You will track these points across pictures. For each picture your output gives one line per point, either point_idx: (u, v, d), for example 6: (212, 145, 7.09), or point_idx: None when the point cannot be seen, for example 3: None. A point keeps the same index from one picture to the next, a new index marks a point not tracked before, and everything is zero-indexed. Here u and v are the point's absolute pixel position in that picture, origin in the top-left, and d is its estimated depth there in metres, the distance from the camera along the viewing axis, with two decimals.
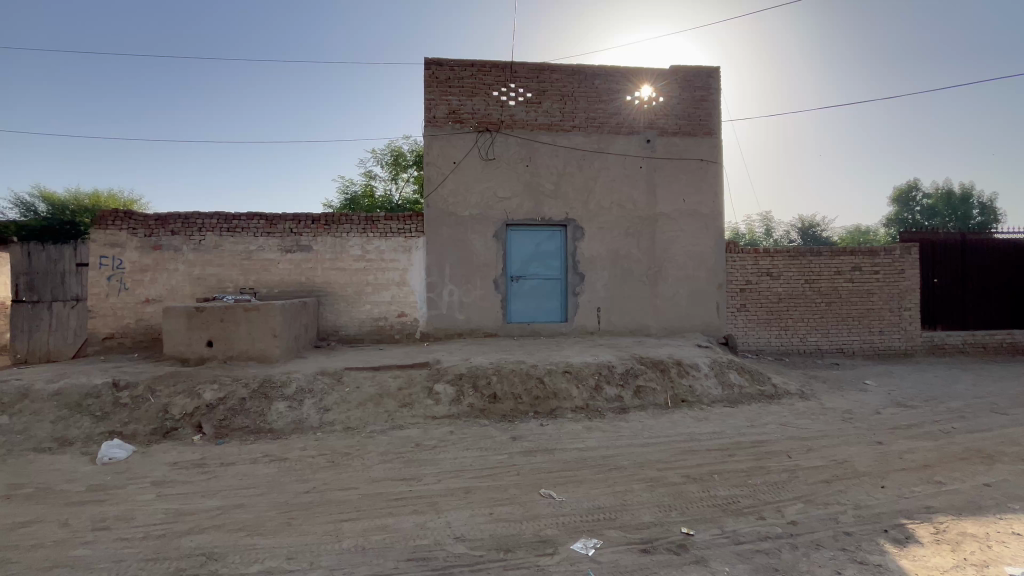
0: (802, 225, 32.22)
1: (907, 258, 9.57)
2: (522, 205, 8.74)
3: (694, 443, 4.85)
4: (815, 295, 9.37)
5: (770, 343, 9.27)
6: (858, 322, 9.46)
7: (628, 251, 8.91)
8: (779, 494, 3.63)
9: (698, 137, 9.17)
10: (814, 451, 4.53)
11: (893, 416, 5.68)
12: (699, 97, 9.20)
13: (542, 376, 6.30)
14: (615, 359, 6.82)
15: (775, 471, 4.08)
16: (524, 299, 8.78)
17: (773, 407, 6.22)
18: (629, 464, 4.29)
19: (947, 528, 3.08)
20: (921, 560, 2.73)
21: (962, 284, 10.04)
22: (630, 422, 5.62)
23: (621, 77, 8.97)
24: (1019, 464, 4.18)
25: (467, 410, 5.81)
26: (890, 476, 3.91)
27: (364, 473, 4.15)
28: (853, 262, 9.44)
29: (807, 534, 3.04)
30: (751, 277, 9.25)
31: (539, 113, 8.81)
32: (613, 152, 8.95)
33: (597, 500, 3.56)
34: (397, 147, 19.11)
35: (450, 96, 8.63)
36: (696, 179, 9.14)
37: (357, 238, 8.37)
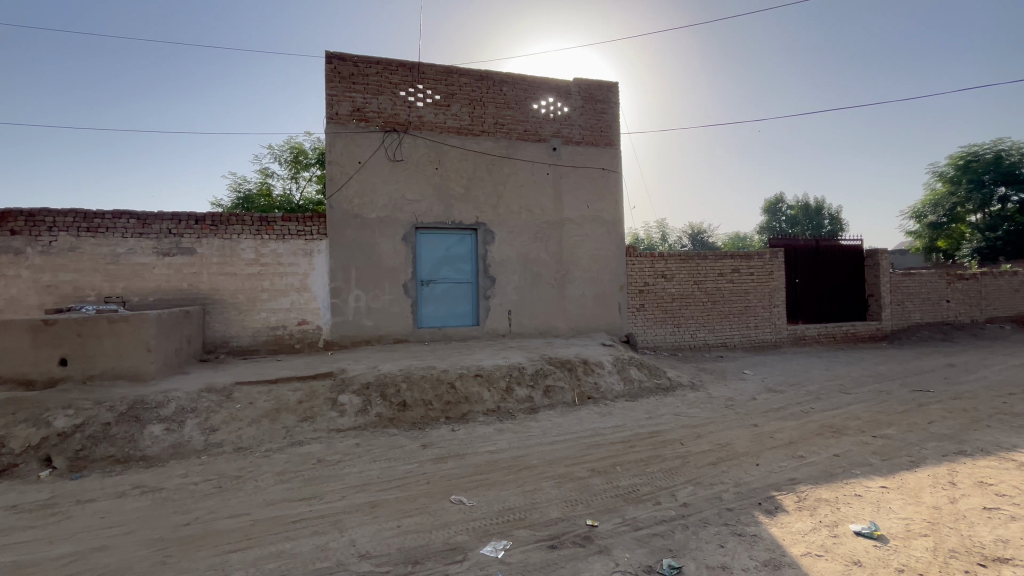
0: (692, 231, 35.50)
1: (775, 261, 10.93)
2: (431, 208, 8.61)
3: (599, 437, 5.09)
4: (702, 295, 10.34)
5: (666, 340, 10.05)
6: (738, 319, 10.59)
7: (537, 255, 9.16)
8: (674, 479, 3.93)
9: (600, 147, 9.71)
10: (702, 437, 4.97)
11: (765, 400, 6.44)
12: (599, 109, 9.76)
13: (453, 380, 6.24)
14: (526, 360, 6.96)
15: (670, 458, 4.42)
16: (434, 304, 8.65)
17: (668, 398, 6.74)
18: (539, 463, 4.39)
19: (806, 496, 3.54)
20: (787, 526, 3.11)
21: (817, 283, 11.68)
22: (540, 422, 5.76)
23: (528, 85, 9.23)
24: (860, 435, 4.93)
25: (375, 421, 5.57)
26: (764, 455, 4.40)
27: (257, 496, 3.80)
28: (732, 265, 10.58)
29: (697, 514, 3.32)
30: (648, 279, 9.97)
31: (447, 116, 8.75)
32: (521, 158, 9.15)
33: (507, 502, 3.59)
34: (297, 143, 17.92)
35: (354, 93, 8.27)
36: (598, 187, 9.65)
37: (249, 240, 7.68)
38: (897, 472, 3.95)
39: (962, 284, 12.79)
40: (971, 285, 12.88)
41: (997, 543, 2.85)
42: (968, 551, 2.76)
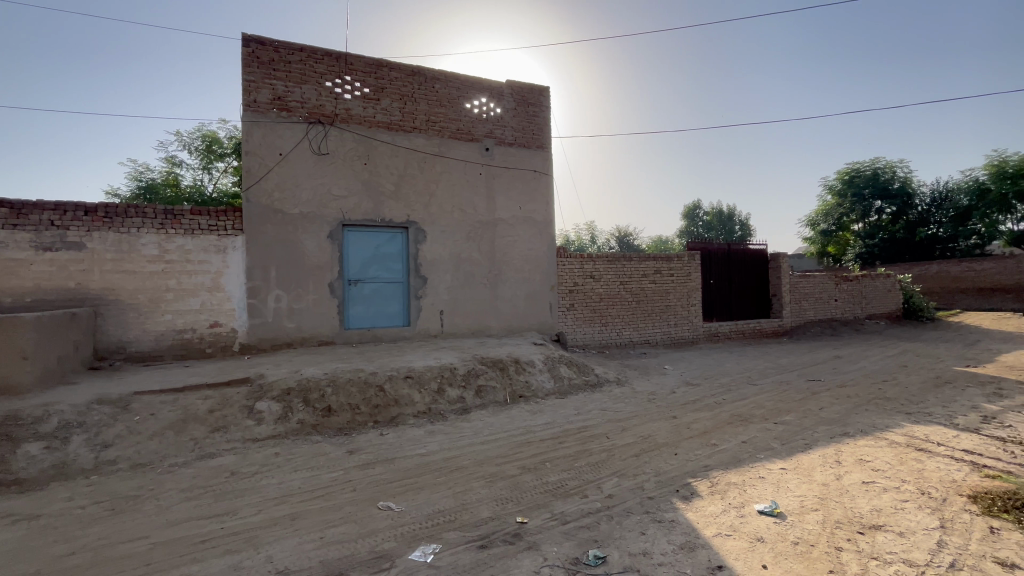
0: (619, 234, 37.17)
1: (692, 263, 11.71)
2: (359, 205, 8.30)
3: (530, 434, 5.17)
4: (628, 295, 10.85)
5: (594, 338, 10.42)
6: (660, 318, 11.22)
7: (469, 255, 9.12)
8: (600, 472, 4.08)
9: (532, 149, 9.87)
10: (626, 430, 5.20)
11: (683, 393, 6.89)
12: (531, 112, 9.92)
13: (382, 383, 6.05)
14: (457, 360, 6.91)
15: (597, 452, 4.58)
16: (363, 304, 8.34)
17: (595, 395, 7.00)
18: (470, 463, 4.38)
19: (718, 481, 3.82)
20: (701, 510, 3.33)
21: (728, 284, 12.66)
22: (471, 422, 5.75)
23: (460, 84, 9.18)
24: (764, 422, 5.41)
25: (296, 428, 5.27)
26: (682, 445, 4.69)
27: (160, 517, 3.45)
28: (654, 266, 11.21)
29: (622, 504, 3.46)
30: (577, 279, 10.29)
31: (377, 110, 8.48)
32: (454, 157, 9.07)
33: (437, 504, 3.55)
34: (210, 130, 16.54)
35: (275, 80, 7.78)
36: (530, 188, 9.81)
37: (152, 235, 6.97)
38: (794, 455, 4.38)
39: (847, 285, 14.46)
40: (854, 286, 14.59)
41: (872, 512, 3.24)
42: (850, 521, 3.12)
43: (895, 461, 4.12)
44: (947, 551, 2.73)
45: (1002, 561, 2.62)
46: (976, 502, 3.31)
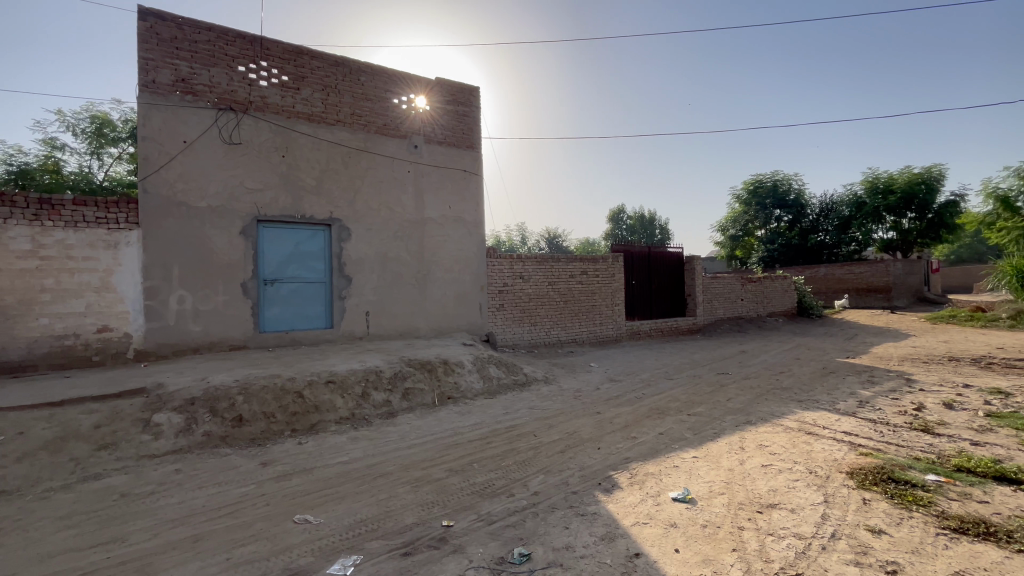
0: (549, 235, 38.09)
1: (616, 264, 12.25)
2: (276, 200, 7.78)
3: (458, 436, 5.12)
4: (556, 295, 11.12)
5: (523, 338, 10.56)
6: (586, 317, 11.61)
7: (396, 254, 8.87)
8: (526, 470, 4.13)
9: (462, 149, 9.80)
10: (553, 427, 5.32)
11: (608, 389, 7.18)
12: (462, 112, 9.86)
13: (301, 389, 5.71)
14: (383, 363, 6.69)
15: (524, 451, 4.63)
16: (281, 305, 7.85)
17: (524, 393, 7.09)
18: (395, 469, 4.25)
19: (637, 472, 4.01)
20: (621, 501, 3.48)
21: (649, 284, 13.38)
22: (397, 426, 5.59)
23: (388, 79, 8.92)
24: (679, 414, 5.78)
25: (202, 441, 4.83)
26: (605, 439, 4.88)
27: (28, 550, 3.00)
28: (581, 267, 11.59)
29: (546, 501, 3.53)
30: (507, 280, 10.38)
31: (296, 100, 8.01)
32: (381, 153, 8.78)
33: (359, 513, 3.41)
34: (101, 111, 14.74)
35: (178, 60, 7.09)
36: (460, 188, 9.74)
37: (23, 227, 6.07)
38: (704, 443, 4.70)
39: (751, 286, 15.85)
40: (757, 287, 16.02)
41: (769, 492, 3.56)
42: (750, 501, 3.41)
43: (789, 445, 4.56)
44: (829, 522, 3.07)
45: (872, 528, 2.99)
46: (853, 477, 3.75)
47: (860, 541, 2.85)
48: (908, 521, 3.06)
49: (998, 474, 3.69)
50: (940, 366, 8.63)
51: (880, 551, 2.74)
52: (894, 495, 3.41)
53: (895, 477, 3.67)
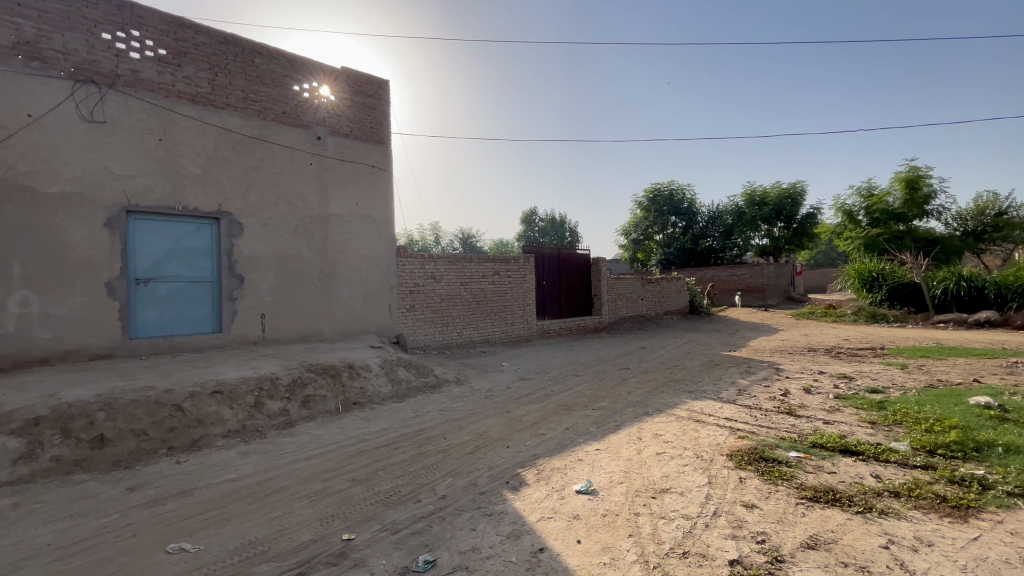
0: (462, 235, 38.39)
1: (527, 265, 12.53)
2: (151, 188, 6.88)
3: (364, 444, 4.88)
4: (468, 295, 11.10)
5: (435, 339, 10.40)
6: (498, 317, 11.74)
7: (297, 252, 8.26)
8: (434, 473, 4.06)
9: (370, 144, 9.40)
10: (463, 428, 5.30)
11: (518, 388, 7.31)
12: (370, 105, 9.47)
13: (181, 402, 5.09)
14: (280, 369, 6.20)
15: (432, 454, 4.55)
16: (156, 307, 6.98)
17: (434, 395, 6.98)
18: (291, 483, 3.95)
19: (543, 468, 4.12)
20: (528, 497, 3.54)
21: (559, 285, 13.86)
22: (296, 436, 5.21)
23: (286, 63, 8.30)
24: (584, 409, 6.04)
25: (50, 468, 4.11)
26: (514, 437, 4.95)
27: None
28: (493, 268, 11.69)
29: (454, 503, 3.49)
30: (417, 280, 10.16)
31: (177, 77, 7.14)
32: (279, 142, 8.13)
33: (248, 535, 3.11)
34: None
35: (20, 19, 5.99)
36: (368, 184, 9.33)
37: None
38: (607, 436, 4.96)
39: (650, 286, 17.09)
40: (655, 287, 17.31)
41: (662, 478, 3.83)
42: (646, 488, 3.65)
43: (680, 433, 4.95)
44: (712, 502, 3.37)
45: (746, 503, 3.33)
46: (732, 458, 4.17)
47: (737, 516, 3.17)
48: (775, 494, 3.46)
49: (843, 448, 4.32)
50: (801, 356, 9.94)
51: (752, 523, 3.07)
52: (763, 472, 3.84)
53: (765, 456, 4.15)
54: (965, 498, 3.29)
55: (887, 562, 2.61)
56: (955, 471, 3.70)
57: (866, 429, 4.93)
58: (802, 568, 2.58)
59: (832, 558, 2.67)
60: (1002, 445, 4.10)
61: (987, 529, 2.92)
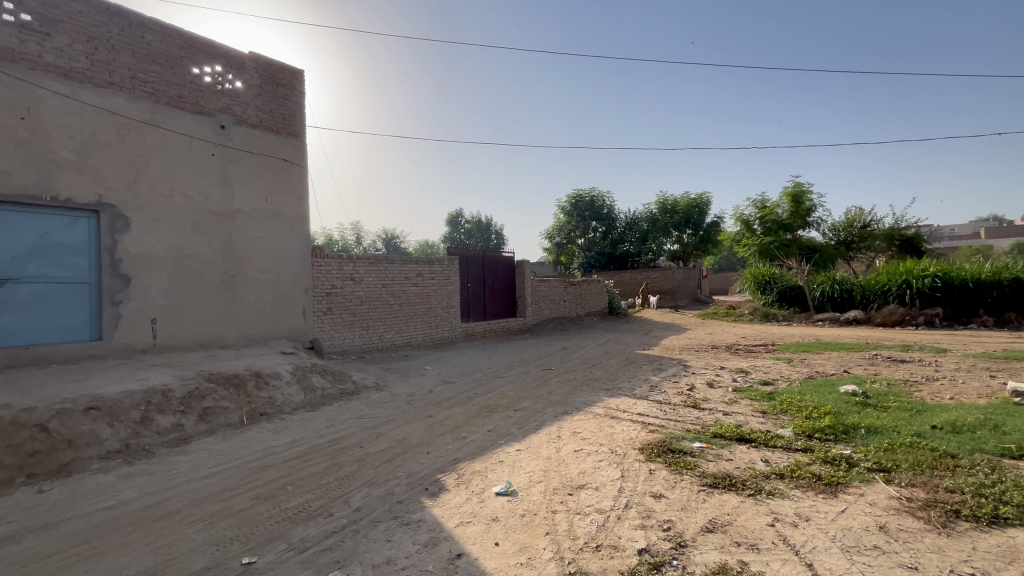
0: (386, 236, 37.51)
1: (452, 268, 12.42)
2: (9, 174, 5.92)
3: (270, 458, 4.53)
4: (389, 297, 10.76)
5: (353, 344, 9.95)
6: (422, 319, 11.50)
7: (195, 250, 7.52)
8: (349, 485, 3.87)
9: (282, 136, 8.82)
10: (381, 435, 5.12)
11: (441, 391, 7.21)
12: (281, 94, 8.88)
13: (47, 421, 4.42)
14: (173, 380, 5.59)
15: (348, 464, 4.34)
16: (16, 312, 6.02)
17: (352, 402, 6.67)
18: (184, 506, 3.57)
19: (464, 471, 4.08)
20: (447, 503, 3.49)
21: (483, 287, 13.88)
22: (191, 453, 4.72)
23: (184, 42, 7.54)
24: (506, 410, 6.09)
25: None
26: (434, 442, 4.85)
27: None
28: (417, 269, 11.45)
29: (369, 515, 3.34)
30: (335, 282, 9.66)
31: (46, 48, 6.22)
32: (174, 129, 7.36)
33: (127, 569, 2.75)
34: None
35: None
36: (279, 179, 8.72)
37: None
38: (527, 436, 5.03)
39: (572, 288, 17.67)
40: (577, 289, 17.93)
41: (579, 474, 3.95)
42: (563, 485, 3.75)
43: (597, 430, 5.15)
44: (624, 494, 3.53)
45: (655, 493, 3.53)
46: (643, 451, 4.40)
47: (646, 507, 3.34)
48: (680, 483, 3.70)
49: (739, 436, 4.73)
50: (706, 353, 10.78)
51: (660, 512, 3.25)
52: (670, 463, 4.09)
53: (673, 448, 4.42)
54: (835, 475, 3.74)
55: (772, 538, 2.88)
56: (828, 452, 4.20)
57: (758, 417, 5.45)
58: (701, 551, 2.78)
59: (727, 539, 2.90)
60: (864, 427, 4.71)
61: (852, 501, 3.33)
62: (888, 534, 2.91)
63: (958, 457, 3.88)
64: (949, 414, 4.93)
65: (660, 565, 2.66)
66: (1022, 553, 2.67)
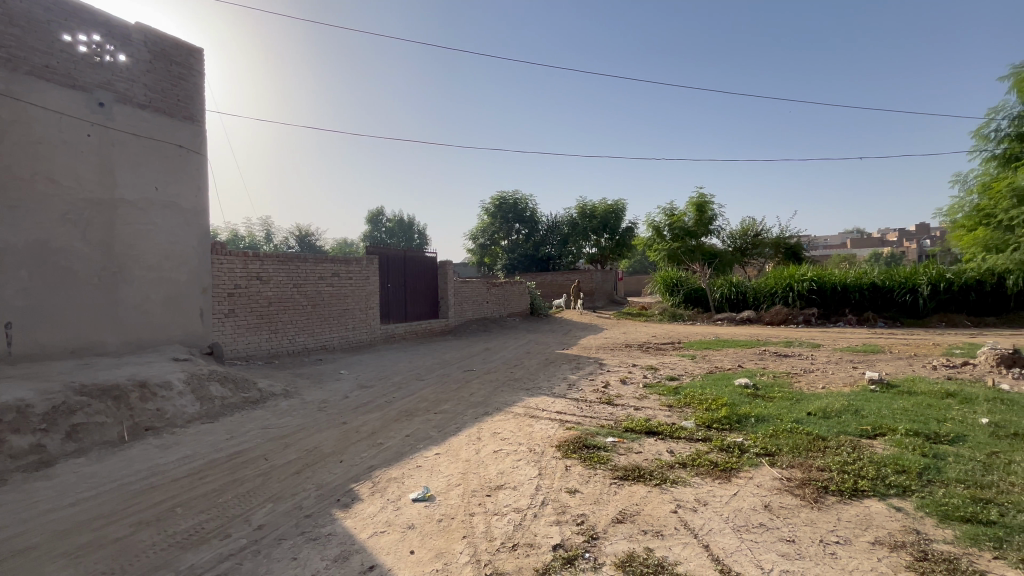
0: (299, 233, 35.35)
1: (371, 267, 11.96)
2: None
3: (156, 478, 4.05)
4: (301, 298, 10.11)
5: (259, 348, 9.19)
6: (337, 322, 10.93)
7: (65, 243, 6.55)
8: (250, 502, 3.57)
9: (176, 120, 7.97)
10: (289, 446, 4.79)
11: (356, 397, 6.89)
12: (176, 74, 8.03)
13: None
14: (34, 393, 4.82)
15: (250, 479, 4.01)
16: None
17: (256, 412, 6.17)
18: (44, 539, 3.08)
19: (379, 479, 3.93)
20: (361, 514, 3.33)
21: (404, 287, 13.50)
22: (56, 477, 4.09)
23: (52, 4, 6.54)
24: (426, 414, 5.95)
25: None
26: (348, 451, 4.63)
27: None
28: (332, 269, 10.89)
29: (272, 533, 3.10)
30: (239, 281, 8.90)
31: None
32: (39, 104, 6.37)
33: None
34: None
35: None
36: (172, 166, 7.87)
37: None
38: (446, 439, 4.96)
39: (495, 290, 17.78)
40: (499, 290, 18.07)
41: (497, 475, 3.97)
42: (482, 487, 3.74)
43: (516, 430, 5.21)
44: (540, 492, 3.60)
45: (570, 489, 3.64)
46: (560, 448, 4.53)
47: (561, 503, 3.43)
48: (593, 478, 3.85)
49: (647, 429, 5.03)
50: (621, 352, 11.34)
51: (574, 507, 3.35)
52: (585, 458, 4.25)
53: (587, 444, 4.59)
54: (729, 461, 4.10)
55: (675, 524, 3.09)
56: (724, 441, 4.59)
57: (665, 411, 5.83)
58: (611, 542, 2.91)
59: (635, 528, 3.06)
60: (753, 416, 5.22)
61: (743, 484, 3.68)
62: (771, 512, 3.24)
63: (828, 439, 4.42)
64: (821, 402, 5.61)
65: (573, 559, 2.74)
66: (873, 519, 3.10)
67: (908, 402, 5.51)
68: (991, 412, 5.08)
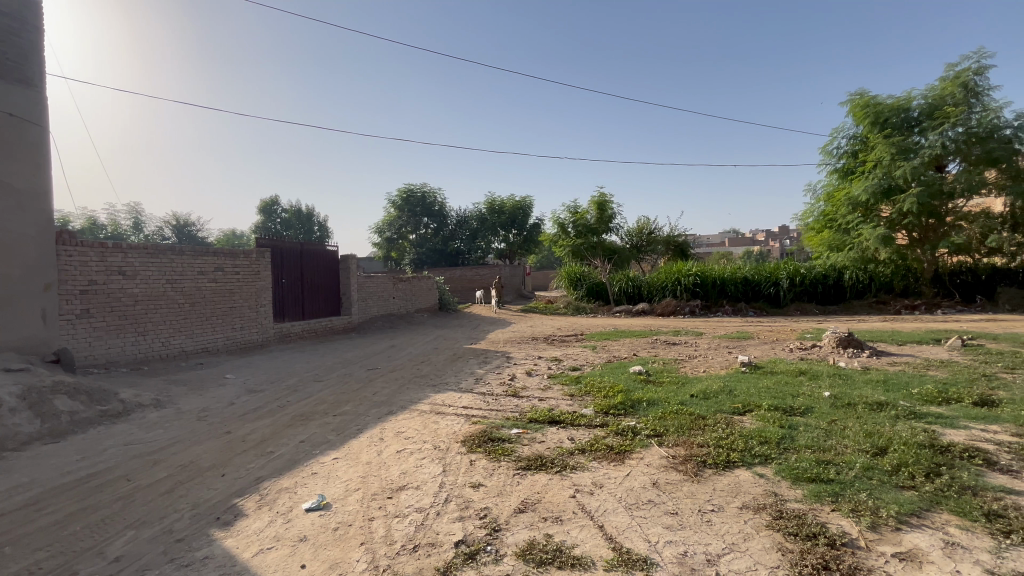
0: (176, 223, 31.50)
1: (261, 261, 10.95)
2: None
3: None
4: (176, 295, 8.98)
5: (123, 353, 8.00)
6: (222, 321, 9.88)
7: None
8: (105, 531, 3.08)
9: (5, 83, 6.62)
10: (159, 462, 4.23)
11: (243, 403, 6.28)
12: (2, 27, 6.66)
13: None
14: None
15: (106, 505, 3.46)
16: None
17: (118, 426, 5.37)
18: None
19: (268, 491, 3.62)
20: (244, 531, 3.04)
21: (300, 283, 12.54)
22: None
23: None
24: (323, 417, 5.59)
25: None
26: (232, 462, 4.20)
27: None
28: (215, 263, 9.81)
29: (133, 565, 2.71)
30: (94, 277, 7.66)
31: None
32: None
33: None
34: None
35: None
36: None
37: None
38: (346, 442, 4.70)
39: (401, 285, 17.25)
40: (406, 285, 17.56)
41: (399, 476, 3.85)
42: (382, 490, 3.60)
43: (421, 428, 5.09)
44: (444, 489, 3.55)
45: (474, 484, 3.64)
46: (466, 444, 4.51)
47: (464, 498, 3.42)
48: (497, 470, 3.89)
49: (550, 419, 5.19)
50: (527, 345, 11.62)
51: (477, 501, 3.36)
52: (490, 451, 4.28)
53: (493, 437, 4.63)
54: (624, 444, 4.37)
55: (573, 508, 3.23)
56: (619, 425, 4.88)
57: (567, 400, 6.07)
58: (513, 532, 2.95)
59: (536, 517, 3.14)
60: (645, 401, 5.62)
61: (635, 465, 3.94)
62: (659, 488, 3.51)
63: (707, 418, 4.90)
64: (702, 384, 6.21)
65: (475, 553, 2.74)
66: (741, 486, 3.50)
67: (770, 381, 6.31)
68: (832, 386, 5.99)
